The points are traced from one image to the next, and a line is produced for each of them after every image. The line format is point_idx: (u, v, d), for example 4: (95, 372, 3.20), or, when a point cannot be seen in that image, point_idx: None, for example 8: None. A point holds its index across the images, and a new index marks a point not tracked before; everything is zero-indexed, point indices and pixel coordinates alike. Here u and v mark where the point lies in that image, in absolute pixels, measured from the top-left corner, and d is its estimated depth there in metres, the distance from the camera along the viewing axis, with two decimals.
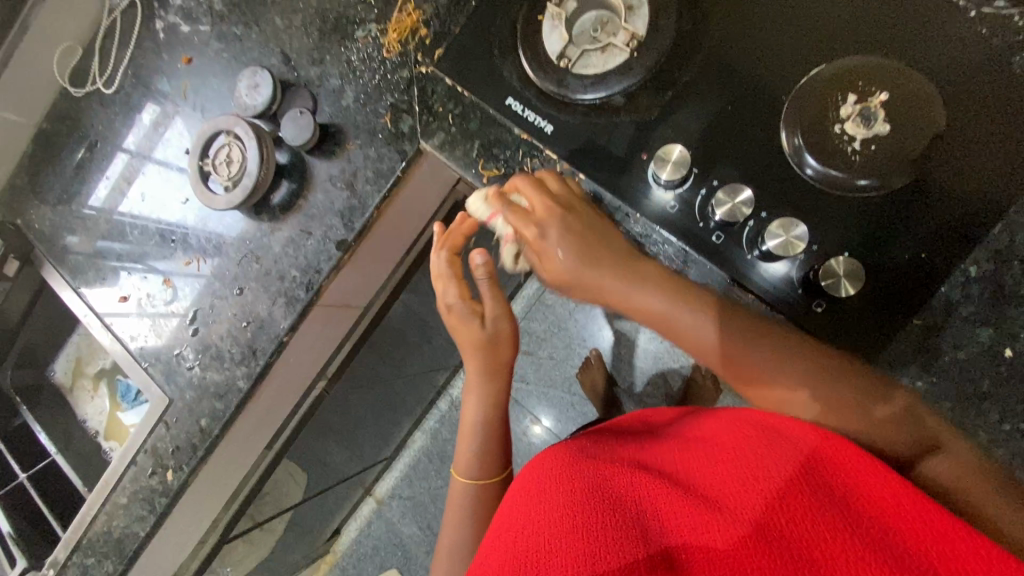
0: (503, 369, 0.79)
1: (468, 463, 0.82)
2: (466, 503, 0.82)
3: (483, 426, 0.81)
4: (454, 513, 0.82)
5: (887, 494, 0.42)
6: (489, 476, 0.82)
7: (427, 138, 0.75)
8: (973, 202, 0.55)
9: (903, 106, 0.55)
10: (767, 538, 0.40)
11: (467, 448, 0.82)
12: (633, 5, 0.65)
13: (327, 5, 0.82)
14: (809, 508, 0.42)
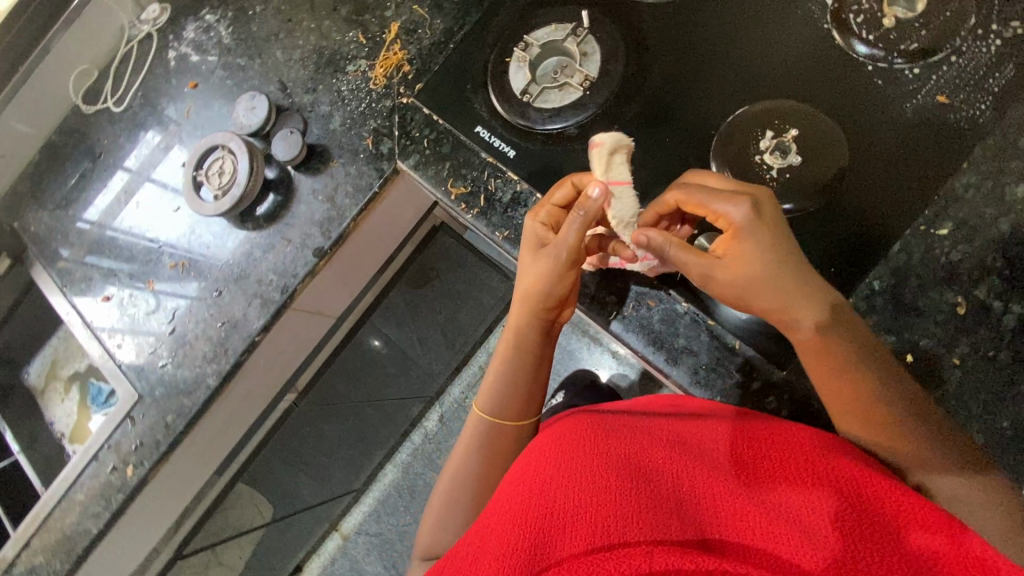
0: (539, 308, 0.68)
1: (488, 404, 0.74)
2: (476, 451, 0.75)
3: (509, 368, 0.73)
4: (458, 460, 0.77)
5: (941, 525, 0.42)
6: (502, 430, 0.74)
7: (403, 158, 0.82)
8: (876, 224, 0.62)
9: (813, 140, 0.65)
10: (811, 536, 0.41)
11: (489, 386, 0.75)
12: (587, 53, 0.76)
13: (324, 43, 0.92)
14: (858, 521, 0.43)
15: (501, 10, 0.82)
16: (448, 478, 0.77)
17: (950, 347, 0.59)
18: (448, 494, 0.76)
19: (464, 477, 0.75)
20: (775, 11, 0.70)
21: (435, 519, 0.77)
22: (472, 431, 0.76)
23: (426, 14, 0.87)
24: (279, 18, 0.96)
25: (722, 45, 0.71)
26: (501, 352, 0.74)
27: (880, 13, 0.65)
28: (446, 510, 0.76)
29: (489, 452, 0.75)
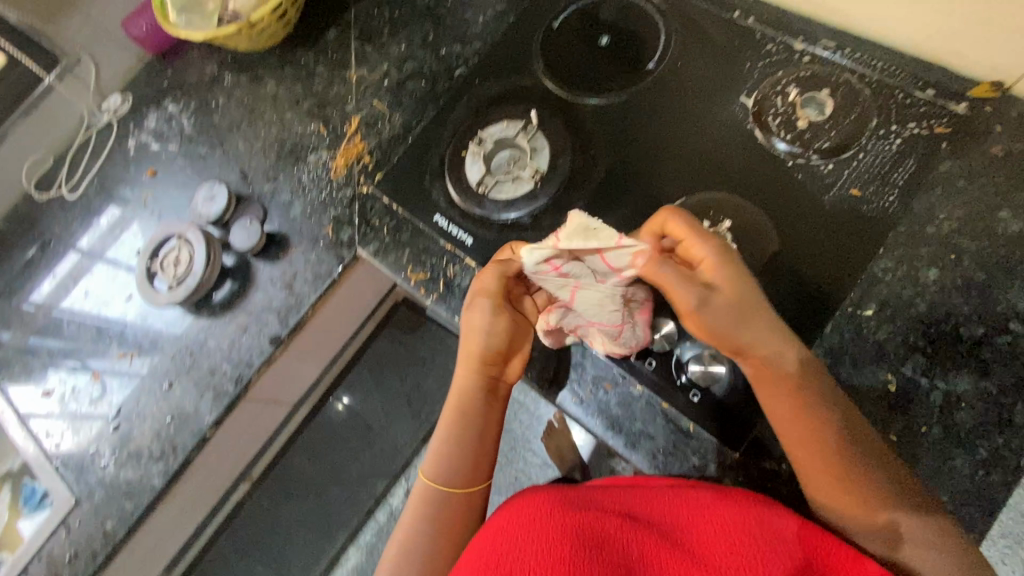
0: (486, 362, 0.72)
1: (437, 467, 0.73)
2: (426, 514, 0.73)
3: (453, 431, 0.74)
4: (405, 525, 0.73)
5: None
6: (454, 492, 0.73)
7: (363, 246, 0.84)
8: (809, 306, 0.67)
9: (744, 231, 0.71)
10: None
11: (436, 452, 0.74)
12: (537, 147, 0.81)
13: (286, 134, 0.95)
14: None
15: (456, 107, 0.88)
16: (394, 544, 0.73)
17: (884, 423, 0.62)
18: (393, 561, 0.72)
19: (412, 545, 0.72)
20: (705, 111, 0.77)
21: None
22: (419, 495, 0.75)
23: (386, 109, 0.92)
24: (242, 110, 1.00)
25: (660, 143, 0.78)
26: (445, 419, 0.74)
27: (794, 116, 0.74)
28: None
29: (441, 515, 0.73)
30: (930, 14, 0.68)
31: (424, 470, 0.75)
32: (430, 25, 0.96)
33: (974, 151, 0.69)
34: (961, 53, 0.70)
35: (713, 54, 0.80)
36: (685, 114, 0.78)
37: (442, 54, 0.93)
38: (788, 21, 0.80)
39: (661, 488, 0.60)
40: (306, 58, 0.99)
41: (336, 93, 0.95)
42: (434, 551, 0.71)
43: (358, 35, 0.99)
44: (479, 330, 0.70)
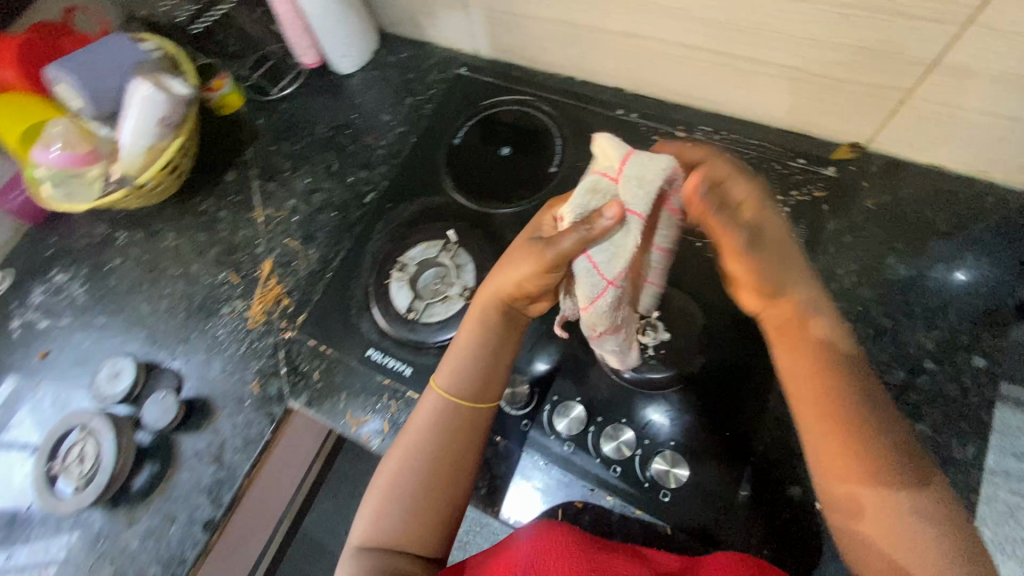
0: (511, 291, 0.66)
1: (447, 371, 0.68)
2: (419, 444, 0.67)
3: (475, 333, 0.68)
4: (400, 449, 0.68)
5: None
6: (452, 422, 0.67)
7: (295, 396, 0.79)
8: (751, 381, 0.70)
9: (673, 315, 0.73)
10: None
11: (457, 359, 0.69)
12: (461, 263, 0.81)
13: (194, 288, 0.90)
14: None
15: (372, 233, 0.87)
16: (390, 459, 0.68)
17: None
18: (387, 483, 0.67)
19: (401, 477, 0.66)
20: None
21: (366, 526, 0.66)
22: (425, 409, 0.68)
23: (298, 246, 0.89)
24: (140, 269, 0.93)
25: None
26: (468, 321, 0.69)
27: None
28: (378, 518, 0.66)
29: (435, 449, 0.66)
30: (784, 97, 0.77)
31: (435, 377, 0.70)
32: (332, 154, 0.96)
33: (851, 210, 0.77)
34: (817, 125, 0.79)
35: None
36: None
37: (349, 182, 0.93)
38: (666, 112, 0.87)
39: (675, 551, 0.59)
40: (206, 205, 0.96)
41: (243, 237, 0.92)
42: (423, 489, 0.65)
43: (259, 174, 0.97)
44: (513, 251, 0.64)
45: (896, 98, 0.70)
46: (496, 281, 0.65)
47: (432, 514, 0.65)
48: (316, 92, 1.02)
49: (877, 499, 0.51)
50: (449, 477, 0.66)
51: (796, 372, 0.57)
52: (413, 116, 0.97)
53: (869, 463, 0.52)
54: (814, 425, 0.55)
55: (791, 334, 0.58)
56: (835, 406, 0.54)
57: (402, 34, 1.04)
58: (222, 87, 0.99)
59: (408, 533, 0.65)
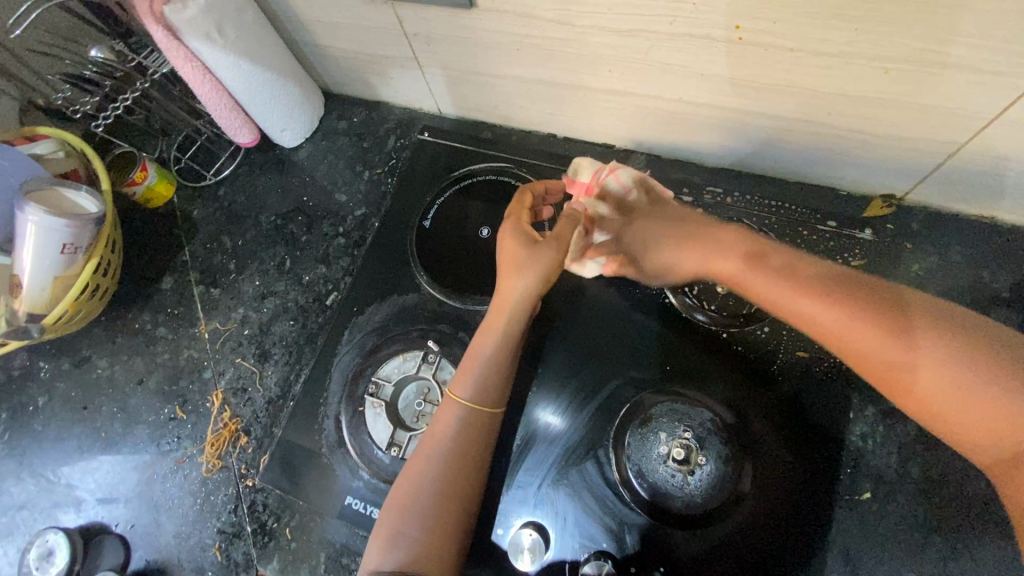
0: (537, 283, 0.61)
1: (470, 379, 0.61)
2: (438, 455, 0.60)
3: (496, 341, 0.62)
4: (418, 460, 0.60)
5: None
6: (478, 434, 0.61)
7: (265, 562, 0.67)
8: (809, 504, 0.59)
9: (707, 433, 0.61)
10: None
11: (477, 361, 0.62)
12: (446, 379, 0.69)
13: (135, 427, 0.76)
14: None
15: (338, 348, 0.73)
16: (405, 475, 0.60)
17: None
18: (403, 498, 0.59)
19: (417, 493, 0.58)
20: (598, 270, 0.72)
21: (380, 549, 0.57)
22: (446, 419, 0.62)
23: (253, 367, 0.76)
24: (69, 409, 0.79)
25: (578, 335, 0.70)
26: (485, 327, 0.63)
27: (711, 282, 0.67)
28: (392, 538, 0.57)
29: (457, 462, 0.59)
30: (807, 152, 0.66)
31: (453, 388, 0.62)
32: (282, 247, 0.82)
33: (897, 279, 0.66)
34: (845, 176, 0.68)
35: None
36: (591, 300, 0.71)
37: (305, 281, 0.80)
38: (665, 171, 0.76)
39: None
40: (141, 321, 0.82)
41: (187, 360, 0.78)
42: (444, 497, 0.58)
43: (199, 277, 0.83)
44: (521, 255, 0.62)
45: (945, 152, 0.59)
46: (512, 286, 0.62)
47: (448, 535, 0.57)
48: (260, 171, 0.89)
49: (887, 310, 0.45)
50: (467, 495, 0.59)
51: (784, 288, 0.49)
52: (373, 194, 0.84)
53: (906, 330, 0.44)
54: (828, 316, 0.47)
55: (763, 253, 0.52)
56: (849, 308, 0.46)
57: (352, 94, 0.90)
58: (145, 178, 0.84)
59: (423, 554, 0.56)
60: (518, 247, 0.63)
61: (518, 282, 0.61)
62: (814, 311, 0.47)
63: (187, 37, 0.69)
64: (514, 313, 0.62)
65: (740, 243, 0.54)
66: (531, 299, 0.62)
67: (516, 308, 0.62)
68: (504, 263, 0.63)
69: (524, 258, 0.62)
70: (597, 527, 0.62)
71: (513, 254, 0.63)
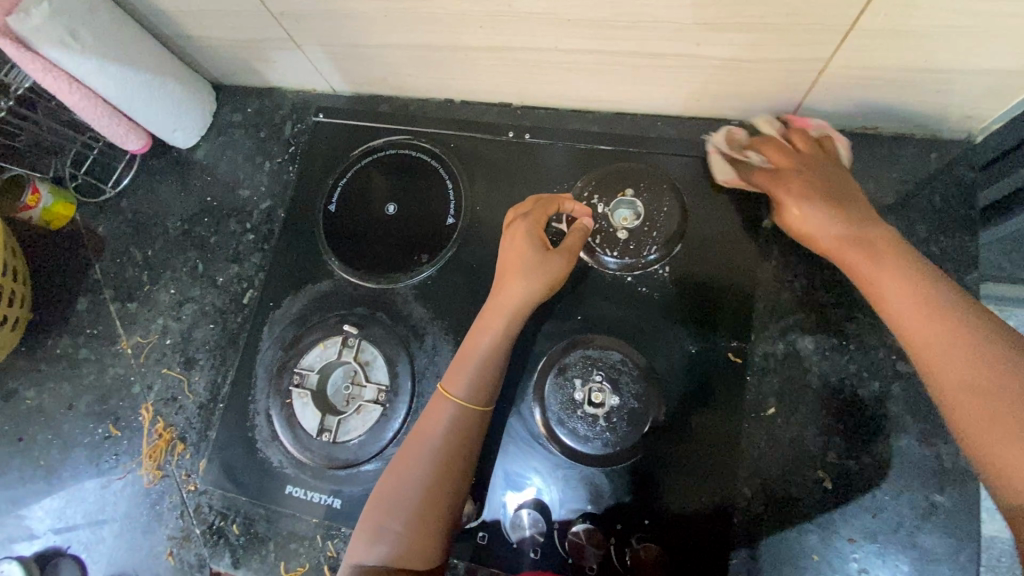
0: (539, 291, 0.63)
1: (468, 376, 0.61)
2: (428, 451, 0.59)
3: (494, 343, 0.62)
4: (406, 459, 0.60)
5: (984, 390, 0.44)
6: (468, 431, 0.60)
7: (216, 559, 0.69)
8: (721, 425, 0.61)
9: (619, 373, 0.63)
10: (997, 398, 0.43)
11: (475, 361, 0.62)
12: (368, 359, 0.69)
13: (72, 453, 0.76)
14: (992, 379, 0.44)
15: (260, 344, 0.73)
16: (390, 472, 0.60)
17: (834, 526, 0.58)
18: (390, 495, 0.58)
19: (403, 489, 0.58)
20: None
21: (364, 543, 0.57)
22: (439, 417, 0.61)
23: (180, 375, 0.76)
24: (3, 444, 0.78)
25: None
26: (483, 326, 0.63)
27: (613, 228, 0.68)
28: (377, 532, 0.57)
29: (444, 461, 0.59)
30: (689, 86, 0.66)
31: (448, 384, 0.62)
32: (193, 251, 0.81)
33: None
34: (731, 106, 0.68)
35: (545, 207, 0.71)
36: None
37: (221, 282, 0.79)
38: (562, 123, 0.76)
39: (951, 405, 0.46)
40: (62, 346, 0.80)
41: (114, 378, 0.78)
42: (428, 493, 0.58)
43: (114, 294, 0.81)
44: (529, 262, 0.63)
45: (815, 69, 0.59)
46: (515, 285, 0.62)
47: (434, 532, 0.57)
48: (160, 176, 0.86)
49: (1008, 379, 0.43)
50: (451, 493, 0.58)
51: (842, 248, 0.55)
52: (277, 185, 0.82)
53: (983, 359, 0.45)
54: (887, 268, 0.52)
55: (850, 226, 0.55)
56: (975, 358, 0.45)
57: (241, 84, 0.87)
58: (40, 201, 0.81)
59: (407, 549, 0.56)
60: (529, 249, 0.63)
61: (522, 288, 0.62)
62: (868, 271, 0.53)
63: (40, 47, 0.66)
64: (515, 318, 0.62)
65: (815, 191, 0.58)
66: (527, 307, 0.63)
67: (515, 315, 0.62)
68: (514, 262, 0.64)
69: (532, 259, 0.63)
70: (526, 477, 0.64)
71: (520, 256, 0.63)
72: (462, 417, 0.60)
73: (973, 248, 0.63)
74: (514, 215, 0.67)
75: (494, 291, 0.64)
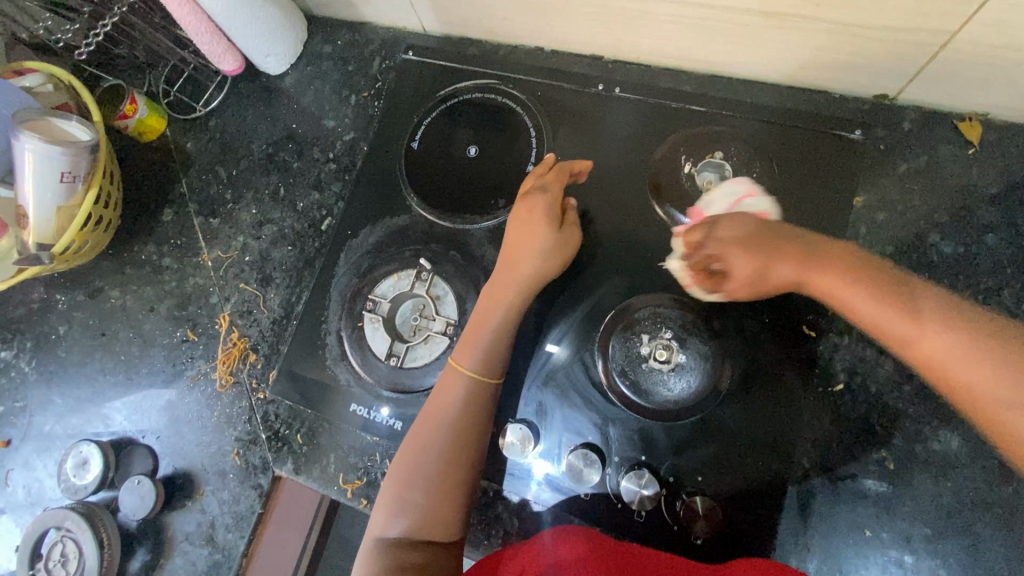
0: (551, 266, 0.65)
1: (477, 352, 0.63)
2: (445, 424, 0.61)
3: (502, 320, 0.64)
4: (421, 431, 0.62)
5: (934, 321, 0.43)
6: (482, 404, 0.62)
7: (280, 464, 0.73)
8: (786, 393, 0.62)
9: (688, 334, 0.64)
10: (950, 336, 0.42)
11: (481, 338, 0.64)
12: (439, 294, 0.71)
13: (150, 352, 0.81)
14: (929, 323, 0.43)
15: (336, 269, 0.76)
16: (410, 443, 0.62)
17: (889, 505, 0.58)
18: (407, 468, 0.61)
19: (423, 463, 0.60)
20: (624, 173, 0.71)
21: (385, 516, 0.59)
22: (451, 389, 0.63)
23: (256, 291, 0.79)
24: (89, 336, 0.84)
25: (558, 283, 0.69)
26: (488, 304, 0.65)
27: (697, 189, 0.68)
28: (397, 505, 0.59)
29: (459, 435, 0.61)
30: (794, 52, 0.64)
31: (459, 357, 0.64)
32: (276, 175, 0.84)
33: (883, 181, 0.66)
34: (835, 77, 0.66)
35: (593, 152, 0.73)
36: (632, 215, 0.70)
37: (301, 207, 0.81)
38: (653, 81, 0.75)
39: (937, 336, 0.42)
40: (147, 253, 0.85)
41: (194, 287, 0.82)
42: (447, 464, 0.60)
43: (199, 208, 0.85)
44: (545, 243, 0.64)
45: (937, 42, 0.57)
46: (528, 263, 0.64)
47: (454, 503, 0.59)
48: (248, 100, 0.88)
49: (945, 326, 0.42)
50: (467, 464, 0.61)
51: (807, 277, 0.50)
52: (361, 119, 0.83)
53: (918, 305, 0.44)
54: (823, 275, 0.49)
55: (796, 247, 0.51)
56: (900, 289, 0.45)
57: (334, 16, 0.88)
58: (136, 111, 0.84)
59: (429, 519, 0.58)
60: (542, 227, 0.64)
61: (534, 265, 0.64)
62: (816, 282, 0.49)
63: None
64: (525, 294, 0.64)
65: (808, 254, 0.50)
66: (538, 282, 0.65)
67: (525, 290, 0.64)
68: (526, 240, 0.65)
69: (546, 239, 0.64)
70: (584, 422, 0.65)
71: (533, 236, 0.64)
72: (472, 392, 0.62)
73: None
74: (531, 185, 0.68)
75: (501, 267, 0.66)
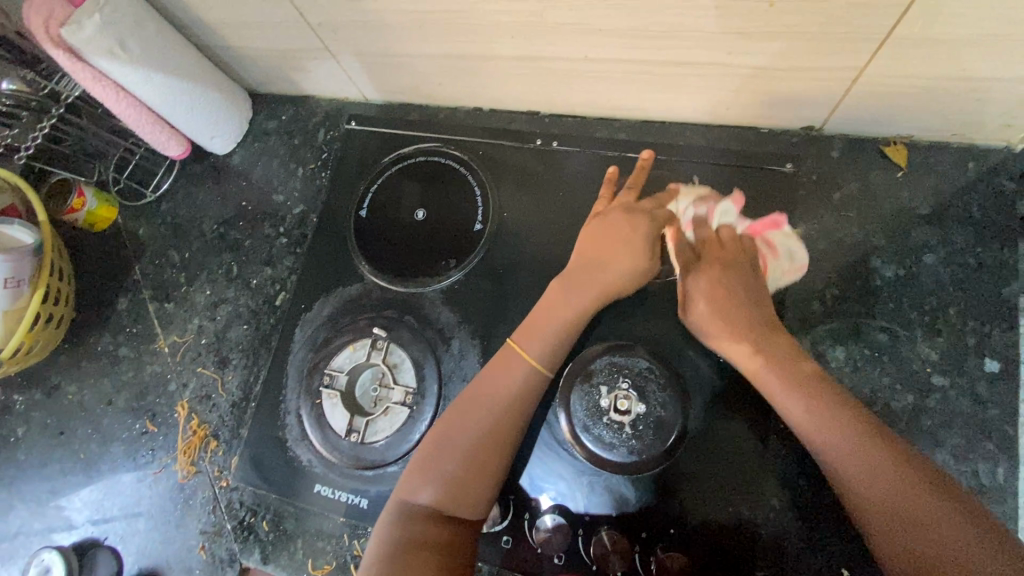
0: (635, 268, 0.64)
1: (546, 344, 0.62)
2: (492, 402, 0.60)
3: (580, 315, 0.63)
4: (468, 402, 0.61)
5: (848, 459, 0.53)
6: (536, 395, 0.61)
7: (247, 554, 0.70)
8: (748, 432, 0.61)
9: (645, 383, 0.63)
10: (867, 484, 0.51)
11: (559, 332, 0.62)
12: (396, 362, 0.70)
13: (110, 447, 0.79)
14: (853, 461, 0.52)
15: (291, 345, 0.75)
16: (453, 417, 0.61)
17: (862, 541, 0.57)
18: (447, 439, 0.59)
19: (464, 434, 0.59)
20: (570, 223, 0.72)
21: (417, 479, 0.58)
22: (511, 370, 0.61)
23: (215, 373, 0.78)
24: (46, 437, 0.81)
25: None
26: (559, 298, 0.64)
27: None
28: (431, 472, 0.58)
29: (502, 417, 0.59)
30: (721, 95, 0.66)
31: (528, 347, 0.62)
32: (228, 254, 0.84)
33: (820, 209, 0.67)
34: (760, 114, 0.68)
35: (537, 205, 0.74)
36: None
37: (255, 284, 0.81)
38: (590, 130, 0.76)
39: (866, 466, 0.52)
40: (103, 344, 0.83)
41: (151, 375, 0.80)
42: (486, 443, 0.59)
43: (153, 294, 0.84)
44: (631, 240, 0.64)
45: (849, 77, 0.59)
46: (611, 265, 0.64)
47: (485, 480, 0.58)
48: (198, 181, 0.89)
49: (863, 468, 0.52)
50: (506, 447, 0.59)
51: (738, 347, 0.60)
52: (310, 191, 0.84)
53: (848, 440, 0.53)
54: (791, 400, 0.56)
55: (728, 305, 0.62)
56: (848, 437, 0.53)
57: (277, 92, 0.89)
58: (85, 204, 0.84)
59: (456, 495, 0.57)
60: (633, 227, 0.65)
61: (620, 266, 0.64)
62: (786, 403, 0.57)
63: (90, 57, 0.69)
64: (604, 292, 0.64)
65: (753, 335, 0.60)
66: (619, 284, 0.64)
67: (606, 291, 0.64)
68: (614, 245, 0.65)
69: (635, 239, 0.64)
70: (551, 482, 0.64)
71: (621, 230, 0.65)
72: (529, 382, 0.61)
73: (1015, 260, 0.61)
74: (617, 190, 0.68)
75: (583, 260, 0.65)
